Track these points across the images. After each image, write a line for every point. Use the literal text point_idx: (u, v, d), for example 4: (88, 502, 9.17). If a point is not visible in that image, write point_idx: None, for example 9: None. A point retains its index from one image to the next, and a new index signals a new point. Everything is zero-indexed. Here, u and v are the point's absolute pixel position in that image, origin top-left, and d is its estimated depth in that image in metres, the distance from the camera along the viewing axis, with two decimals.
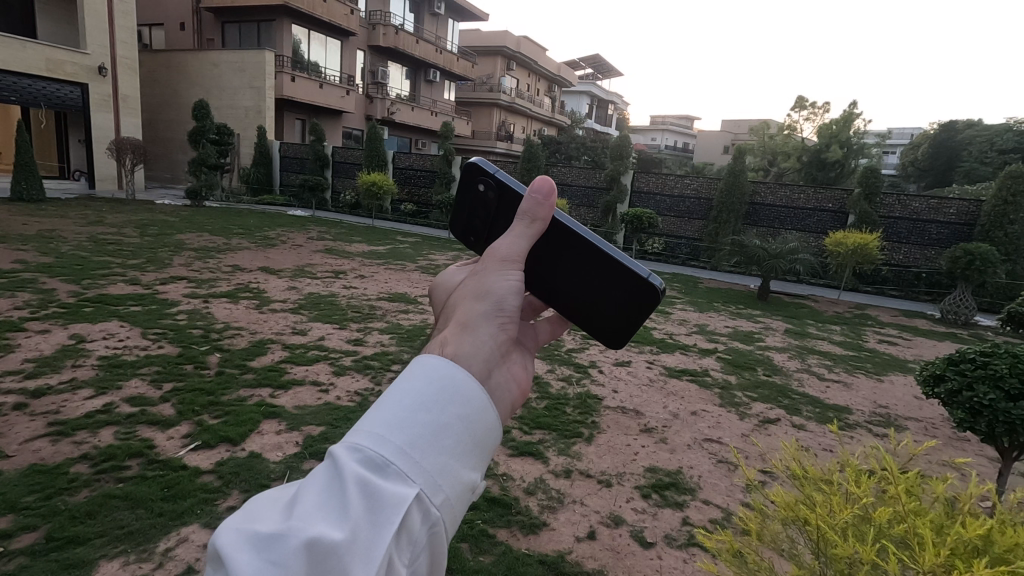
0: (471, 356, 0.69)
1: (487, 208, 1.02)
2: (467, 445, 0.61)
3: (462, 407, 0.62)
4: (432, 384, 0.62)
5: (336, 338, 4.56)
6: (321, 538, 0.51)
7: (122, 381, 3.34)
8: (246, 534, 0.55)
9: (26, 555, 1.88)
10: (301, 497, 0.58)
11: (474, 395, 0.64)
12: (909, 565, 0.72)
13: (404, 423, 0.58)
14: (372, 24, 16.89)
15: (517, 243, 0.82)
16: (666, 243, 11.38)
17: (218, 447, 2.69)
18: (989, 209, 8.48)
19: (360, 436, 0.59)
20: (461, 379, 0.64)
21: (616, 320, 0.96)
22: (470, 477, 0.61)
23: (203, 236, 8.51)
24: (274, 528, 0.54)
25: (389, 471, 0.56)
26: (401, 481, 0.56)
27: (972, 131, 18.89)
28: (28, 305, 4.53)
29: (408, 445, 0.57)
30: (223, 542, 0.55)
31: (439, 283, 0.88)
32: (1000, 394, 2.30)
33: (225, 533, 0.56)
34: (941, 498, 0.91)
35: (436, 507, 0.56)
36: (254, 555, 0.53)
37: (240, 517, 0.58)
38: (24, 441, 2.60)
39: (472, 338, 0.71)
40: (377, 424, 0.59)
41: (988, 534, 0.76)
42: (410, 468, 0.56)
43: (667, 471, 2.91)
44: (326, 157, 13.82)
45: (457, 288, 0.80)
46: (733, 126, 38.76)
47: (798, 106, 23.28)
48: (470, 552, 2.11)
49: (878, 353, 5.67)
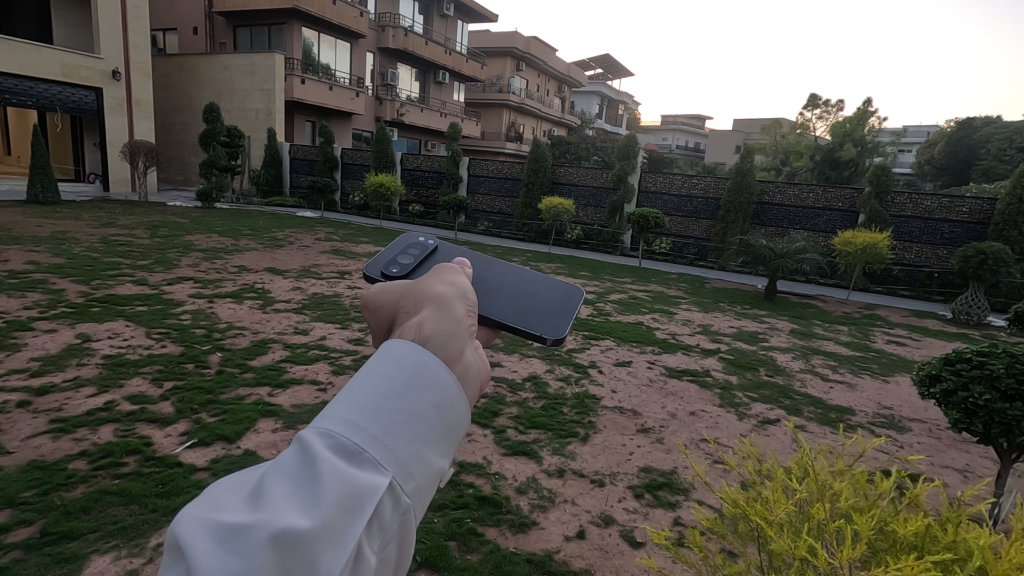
0: (444, 337, 0.67)
1: (416, 267, 1.10)
2: (438, 431, 0.59)
3: (434, 393, 0.60)
4: (403, 370, 0.60)
5: (337, 338, 4.61)
6: (288, 527, 0.47)
7: (124, 379, 3.39)
8: (210, 525, 0.50)
9: (20, 549, 1.92)
10: (268, 485, 0.54)
11: (446, 381, 0.62)
12: (835, 562, 0.81)
13: (376, 408, 0.56)
14: (381, 25, 17.09)
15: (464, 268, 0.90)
16: (674, 243, 11.29)
17: (214, 445, 2.73)
18: (1004, 207, 8.34)
19: (331, 421, 0.56)
20: (432, 364, 0.63)
21: (553, 316, 1.02)
22: (439, 464, 0.60)
23: (211, 237, 8.63)
24: (239, 519, 0.50)
25: (363, 457, 0.54)
26: (375, 467, 0.54)
27: (989, 129, 18.57)
28: (37, 304, 4.63)
29: (381, 432, 0.55)
30: (182, 532, 0.49)
31: (369, 295, 0.77)
32: (996, 394, 2.26)
33: (185, 522, 0.51)
34: (889, 495, 0.98)
35: (407, 493, 0.55)
36: (217, 547, 0.48)
37: (203, 506, 0.53)
38: (25, 438, 2.65)
39: (445, 319, 0.69)
40: (350, 410, 0.57)
41: (925, 528, 0.84)
42: (383, 455, 0.54)
43: (661, 471, 2.89)
44: (335, 158, 13.97)
45: (412, 287, 0.75)
46: (745, 125, 38.46)
47: (810, 104, 23.03)
48: (458, 551, 2.12)
49: (884, 354, 5.60)
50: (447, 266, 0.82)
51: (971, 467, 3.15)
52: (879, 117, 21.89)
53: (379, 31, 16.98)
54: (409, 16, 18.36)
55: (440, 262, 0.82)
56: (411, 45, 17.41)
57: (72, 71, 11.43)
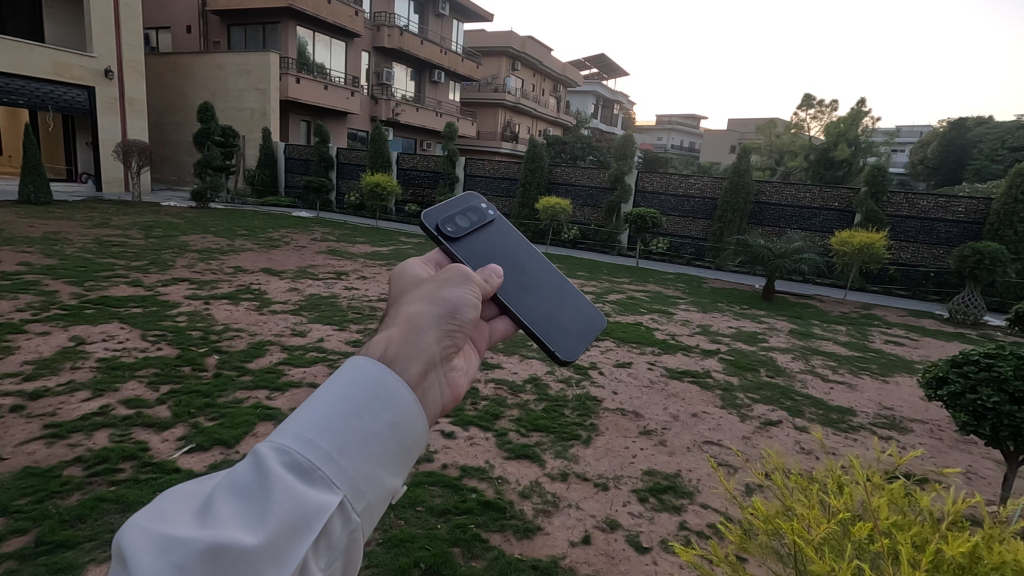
0: (409, 358, 0.66)
1: (470, 234, 1.19)
2: (394, 451, 0.58)
3: (394, 414, 0.59)
4: (365, 389, 0.59)
5: (334, 340, 4.56)
6: (229, 543, 0.48)
7: (120, 383, 3.34)
8: (156, 537, 0.50)
9: (14, 559, 1.88)
10: (220, 498, 0.53)
11: (408, 405, 0.61)
12: None
13: (333, 425, 0.55)
14: (377, 25, 17.02)
15: (479, 277, 0.87)
16: (671, 243, 11.29)
17: (212, 450, 2.68)
18: (999, 208, 8.39)
19: (288, 436, 0.55)
20: (393, 383, 0.61)
21: (571, 335, 1.13)
22: (395, 483, 0.59)
23: (206, 237, 8.56)
24: (184, 532, 0.50)
25: (314, 477, 0.53)
26: (326, 487, 0.53)
27: (981, 129, 18.71)
28: (30, 307, 4.55)
29: (333, 451, 0.54)
30: (130, 541, 0.50)
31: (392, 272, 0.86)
32: (1005, 397, 2.24)
33: (130, 531, 0.51)
34: (927, 509, 0.92)
35: (356, 512, 0.54)
36: (158, 561, 0.48)
37: (158, 511, 0.53)
38: (18, 444, 2.60)
39: (415, 341, 0.68)
40: (305, 427, 0.55)
41: (973, 548, 0.78)
42: (337, 475, 0.53)
43: (665, 475, 2.87)
44: (330, 158, 13.90)
45: (411, 290, 0.78)
46: (739, 125, 38.62)
47: (805, 104, 23.15)
48: (463, 557, 2.09)
49: (884, 353, 5.61)
50: (454, 269, 0.82)
51: (974, 468, 3.14)
52: (873, 117, 22.04)
53: (374, 30, 16.92)
54: (405, 15, 18.31)
55: (449, 264, 0.83)
56: (406, 44, 17.33)
57: (65, 70, 11.30)
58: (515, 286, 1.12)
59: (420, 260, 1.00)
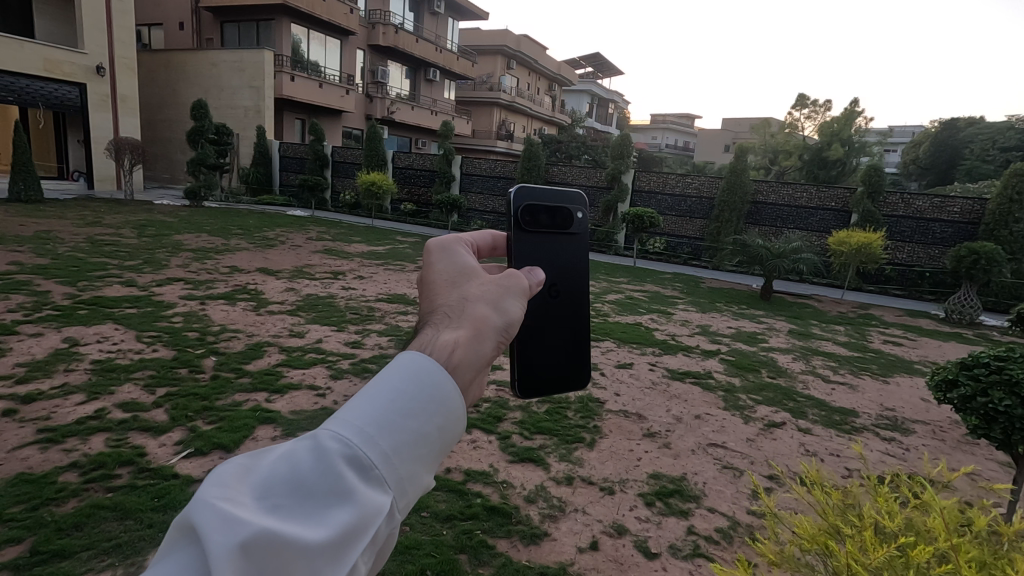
0: (467, 366, 0.61)
1: (545, 231, 1.11)
2: (438, 452, 0.55)
3: (444, 417, 0.56)
4: (423, 387, 0.56)
5: (333, 341, 4.50)
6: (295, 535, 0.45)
7: (115, 386, 3.27)
8: (213, 515, 0.46)
9: (9, 569, 1.82)
10: (279, 480, 0.50)
11: (457, 410, 0.58)
12: None
13: (391, 422, 0.52)
14: (372, 23, 16.92)
15: (529, 283, 0.81)
16: (667, 243, 11.32)
17: (211, 455, 2.62)
18: (994, 208, 8.42)
19: (345, 427, 0.51)
20: (449, 386, 0.57)
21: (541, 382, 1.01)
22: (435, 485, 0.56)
23: (200, 236, 8.47)
24: (246, 514, 0.46)
25: (371, 475, 0.50)
26: (381, 487, 0.50)
27: (973, 130, 18.85)
28: (22, 307, 4.47)
29: (391, 450, 0.51)
30: (191, 514, 0.46)
31: (443, 250, 0.77)
32: (1016, 400, 2.22)
33: (187, 505, 0.47)
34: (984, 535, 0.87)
35: (399, 511, 0.51)
36: (220, 540, 0.44)
37: (219, 482, 0.49)
38: (11, 449, 2.54)
39: (473, 349, 0.63)
40: (364, 418, 0.52)
41: None
42: (393, 475, 0.50)
43: (671, 478, 2.84)
44: (325, 156, 13.75)
45: (470, 285, 0.72)
46: (733, 125, 38.79)
47: (799, 104, 23.26)
48: (469, 565, 2.05)
49: (883, 354, 5.62)
50: (515, 277, 0.76)
51: (978, 471, 3.13)
52: (866, 118, 22.19)
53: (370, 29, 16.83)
54: (400, 13, 18.22)
55: (511, 270, 0.76)
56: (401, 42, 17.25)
57: (55, 66, 11.14)
58: (537, 302, 1.02)
59: (473, 235, 0.91)
